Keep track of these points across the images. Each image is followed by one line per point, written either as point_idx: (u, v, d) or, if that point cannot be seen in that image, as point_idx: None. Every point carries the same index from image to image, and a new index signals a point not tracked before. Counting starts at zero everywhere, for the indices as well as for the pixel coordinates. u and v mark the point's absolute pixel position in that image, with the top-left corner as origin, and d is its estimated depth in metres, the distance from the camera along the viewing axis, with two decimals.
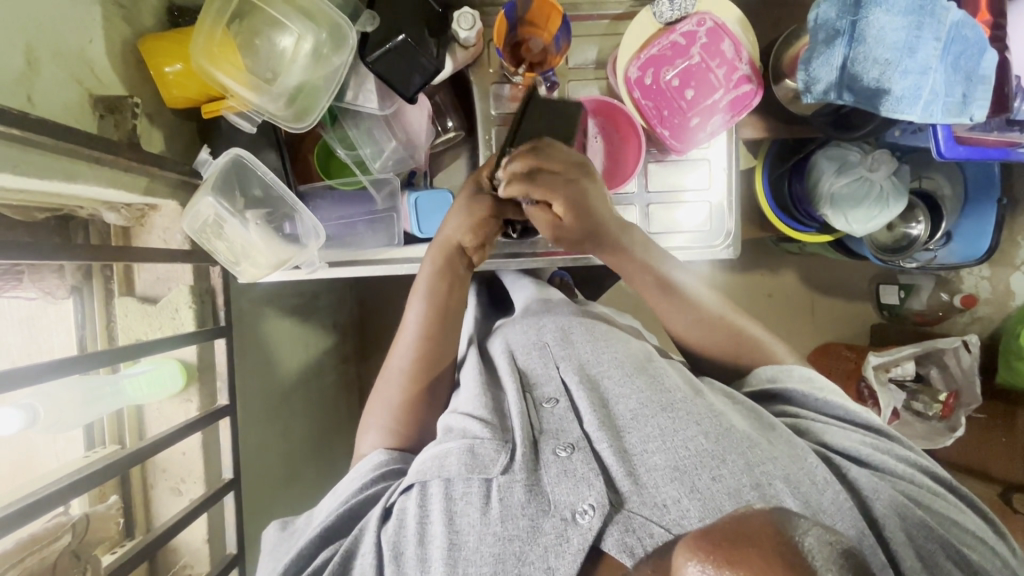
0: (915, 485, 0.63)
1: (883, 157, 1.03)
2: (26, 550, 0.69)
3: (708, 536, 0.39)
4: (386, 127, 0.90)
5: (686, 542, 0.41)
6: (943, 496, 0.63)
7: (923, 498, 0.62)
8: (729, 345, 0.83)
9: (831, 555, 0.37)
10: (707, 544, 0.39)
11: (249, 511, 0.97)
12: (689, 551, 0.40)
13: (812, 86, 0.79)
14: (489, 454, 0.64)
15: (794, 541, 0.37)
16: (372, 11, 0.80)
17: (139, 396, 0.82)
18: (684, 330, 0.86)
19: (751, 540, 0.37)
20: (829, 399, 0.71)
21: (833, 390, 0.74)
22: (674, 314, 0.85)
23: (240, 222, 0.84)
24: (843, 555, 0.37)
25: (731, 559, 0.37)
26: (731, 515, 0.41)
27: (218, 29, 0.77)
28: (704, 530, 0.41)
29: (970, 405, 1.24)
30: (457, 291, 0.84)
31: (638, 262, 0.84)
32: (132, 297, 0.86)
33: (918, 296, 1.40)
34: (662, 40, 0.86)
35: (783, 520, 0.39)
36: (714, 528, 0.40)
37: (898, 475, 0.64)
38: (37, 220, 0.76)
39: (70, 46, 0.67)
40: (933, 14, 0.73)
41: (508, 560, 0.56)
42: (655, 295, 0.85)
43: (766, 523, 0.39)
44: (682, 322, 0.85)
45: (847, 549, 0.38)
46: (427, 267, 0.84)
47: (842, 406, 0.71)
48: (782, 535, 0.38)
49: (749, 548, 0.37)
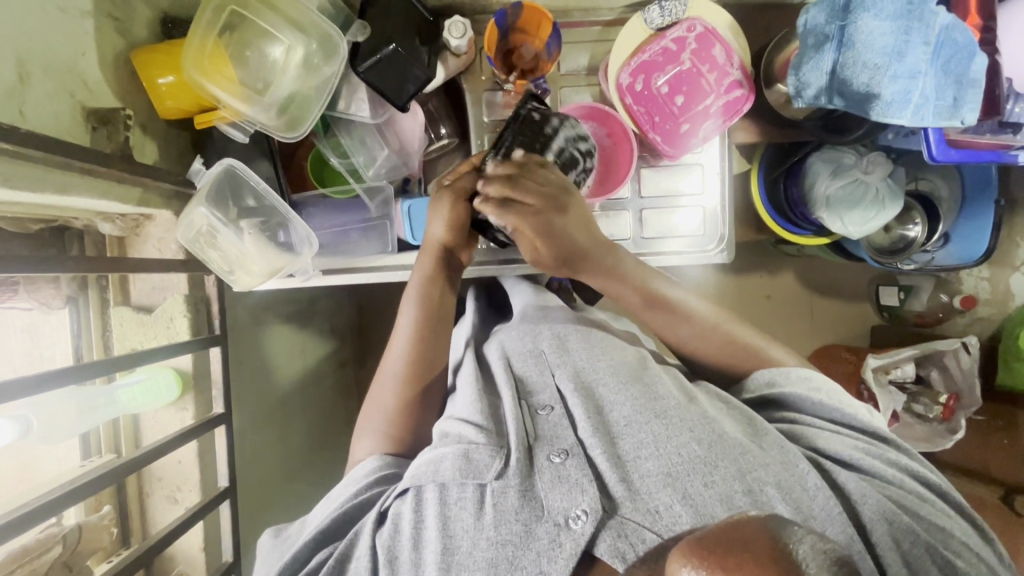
0: (905, 491, 0.63)
1: (878, 159, 1.02)
2: (16, 562, 0.69)
3: (701, 543, 0.38)
4: (379, 136, 0.91)
5: (680, 546, 0.40)
6: (932, 503, 0.63)
7: (912, 505, 0.61)
8: (723, 350, 0.82)
9: (824, 564, 0.36)
10: (701, 549, 0.38)
11: (245, 517, 0.98)
12: (681, 555, 0.39)
13: (802, 90, 0.80)
14: (484, 460, 0.63)
15: (789, 547, 0.37)
16: (362, 21, 0.80)
17: (134, 405, 0.83)
18: (682, 341, 0.84)
19: (744, 546, 0.37)
20: (828, 406, 0.70)
21: (833, 393, 0.72)
22: (667, 327, 0.84)
23: (234, 231, 0.84)
24: (836, 562, 0.37)
25: (725, 564, 0.36)
26: (723, 520, 0.40)
27: (210, 40, 0.78)
28: (698, 535, 0.40)
29: (971, 407, 1.23)
30: (446, 290, 0.86)
31: (626, 280, 0.83)
32: (128, 306, 0.87)
33: (918, 296, 1.40)
34: (652, 47, 0.86)
35: (776, 527, 0.38)
36: (705, 535, 0.39)
37: (887, 480, 0.63)
38: (31, 232, 0.77)
39: (61, 59, 0.68)
40: (921, 19, 0.73)
41: (501, 565, 0.57)
42: (646, 310, 0.85)
43: (761, 530, 0.38)
44: (688, 338, 0.84)
45: (840, 558, 0.37)
46: (417, 271, 0.85)
47: (836, 408, 0.70)
48: (776, 543, 0.37)
49: (743, 555, 0.36)
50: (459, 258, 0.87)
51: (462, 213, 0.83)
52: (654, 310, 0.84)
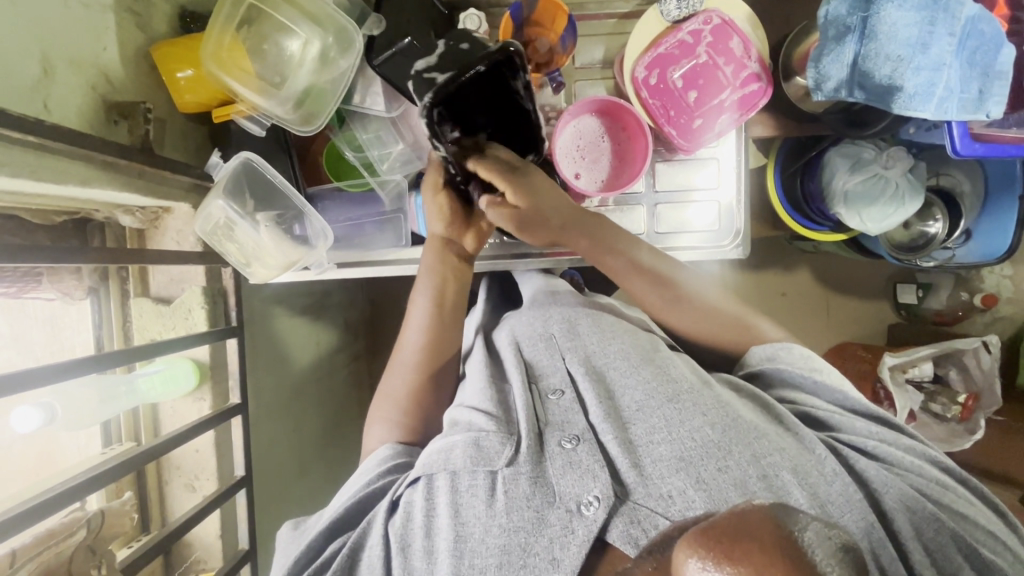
0: (923, 478, 0.61)
1: (898, 154, 0.99)
2: (42, 545, 0.70)
3: (708, 532, 0.35)
4: (393, 128, 0.91)
5: (684, 537, 0.37)
6: (952, 489, 0.61)
7: (931, 492, 0.59)
8: (731, 331, 0.81)
9: (831, 553, 0.34)
10: (707, 538, 0.35)
11: (261, 505, 0.99)
12: (688, 546, 0.35)
13: (822, 84, 0.79)
14: (494, 446, 0.63)
15: (795, 535, 0.34)
16: (377, 14, 0.82)
17: (153, 395, 0.84)
18: (703, 330, 0.82)
19: (750, 533, 0.34)
20: (819, 382, 0.70)
21: (822, 364, 0.73)
22: (689, 316, 0.82)
23: (251, 225, 0.86)
24: (841, 549, 0.35)
25: (734, 554, 0.33)
26: (728, 508, 0.37)
27: (228, 33, 0.78)
28: (702, 525, 0.37)
29: (990, 409, 1.22)
30: (457, 275, 0.84)
31: (646, 278, 0.81)
32: (146, 297, 0.89)
33: (936, 295, 1.38)
34: (668, 39, 0.85)
35: (783, 514, 0.36)
36: (713, 522, 0.36)
37: (904, 467, 0.61)
38: (54, 223, 0.78)
39: (84, 53, 0.69)
40: (947, 9, 0.72)
41: (513, 551, 0.56)
42: (666, 302, 0.82)
43: (766, 517, 0.35)
44: (651, 295, 0.82)
45: (847, 545, 0.35)
46: (424, 263, 0.84)
47: (845, 394, 0.68)
48: (783, 531, 0.34)
49: (752, 545, 0.33)
50: (460, 246, 0.84)
51: (450, 205, 0.82)
52: (675, 303, 0.82)
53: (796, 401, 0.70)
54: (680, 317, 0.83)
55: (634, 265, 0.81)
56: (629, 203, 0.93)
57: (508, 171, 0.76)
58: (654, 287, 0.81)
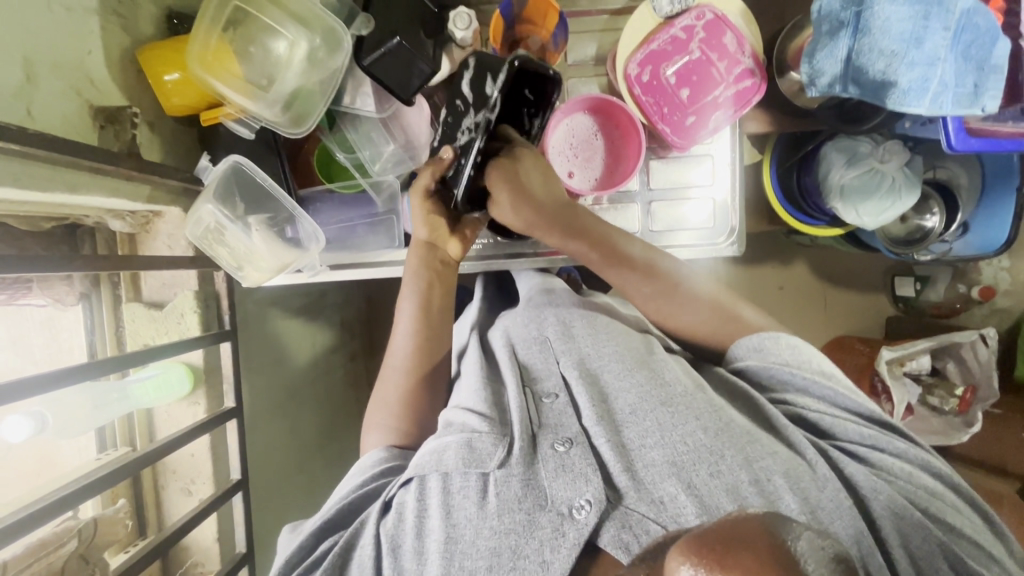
0: (913, 486, 0.61)
1: (894, 148, 1.01)
2: (34, 555, 0.70)
3: (700, 540, 0.34)
4: (385, 130, 0.90)
5: (678, 545, 0.36)
6: (940, 497, 0.61)
7: (920, 500, 0.59)
8: (719, 326, 0.80)
9: (823, 560, 0.33)
10: (700, 546, 0.34)
11: (259, 507, 0.99)
12: (680, 554, 0.35)
13: (816, 79, 0.78)
14: (486, 448, 0.63)
15: (787, 544, 0.33)
16: (366, 14, 0.81)
17: (147, 400, 0.84)
18: (695, 324, 0.81)
19: (744, 541, 0.33)
20: (816, 381, 0.68)
21: (820, 361, 0.71)
22: (679, 311, 0.81)
23: (240, 228, 0.84)
24: (836, 559, 0.34)
25: (725, 561, 0.33)
26: (723, 517, 0.37)
27: (213, 35, 0.78)
28: (697, 531, 0.36)
29: (988, 400, 1.21)
30: (446, 280, 0.84)
31: (632, 271, 0.81)
32: (139, 303, 0.88)
33: (935, 287, 1.38)
34: (662, 35, 0.85)
35: (775, 521, 0.35)
36: (706, 529, 0.36)
37: (896, 474, 0.61)
38: (44, 230, 0.78)
39: (68, 58, 0.68)
40: (941, 3, 0.71)
41: (503, 554, 0.56)
42: (653, 296, 0.82)
43: (759, 524, 0.35)
44: (641, 289, 0.81)
45: (840, 555, 0.34)
46: (409, 269, 0.84)
47: (845, 396, 0.67)
48: (775, 538, 0.34)
49: (743, 552, 0.33)
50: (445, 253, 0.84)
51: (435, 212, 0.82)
52: (662, 296, 0.81)
53: (790, 402, 0.69)
54: (668, 313, 0.82)
55: (619, 258, 0.80)
56: (622, 201, 0.92)
57: (518, 175, 0.77)
58: (639, 279, 0.81)
